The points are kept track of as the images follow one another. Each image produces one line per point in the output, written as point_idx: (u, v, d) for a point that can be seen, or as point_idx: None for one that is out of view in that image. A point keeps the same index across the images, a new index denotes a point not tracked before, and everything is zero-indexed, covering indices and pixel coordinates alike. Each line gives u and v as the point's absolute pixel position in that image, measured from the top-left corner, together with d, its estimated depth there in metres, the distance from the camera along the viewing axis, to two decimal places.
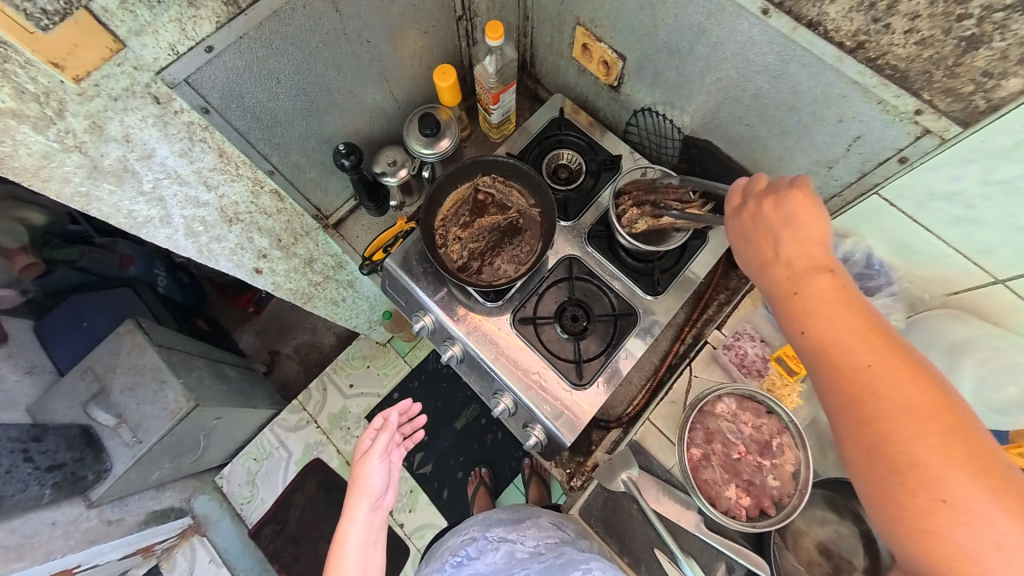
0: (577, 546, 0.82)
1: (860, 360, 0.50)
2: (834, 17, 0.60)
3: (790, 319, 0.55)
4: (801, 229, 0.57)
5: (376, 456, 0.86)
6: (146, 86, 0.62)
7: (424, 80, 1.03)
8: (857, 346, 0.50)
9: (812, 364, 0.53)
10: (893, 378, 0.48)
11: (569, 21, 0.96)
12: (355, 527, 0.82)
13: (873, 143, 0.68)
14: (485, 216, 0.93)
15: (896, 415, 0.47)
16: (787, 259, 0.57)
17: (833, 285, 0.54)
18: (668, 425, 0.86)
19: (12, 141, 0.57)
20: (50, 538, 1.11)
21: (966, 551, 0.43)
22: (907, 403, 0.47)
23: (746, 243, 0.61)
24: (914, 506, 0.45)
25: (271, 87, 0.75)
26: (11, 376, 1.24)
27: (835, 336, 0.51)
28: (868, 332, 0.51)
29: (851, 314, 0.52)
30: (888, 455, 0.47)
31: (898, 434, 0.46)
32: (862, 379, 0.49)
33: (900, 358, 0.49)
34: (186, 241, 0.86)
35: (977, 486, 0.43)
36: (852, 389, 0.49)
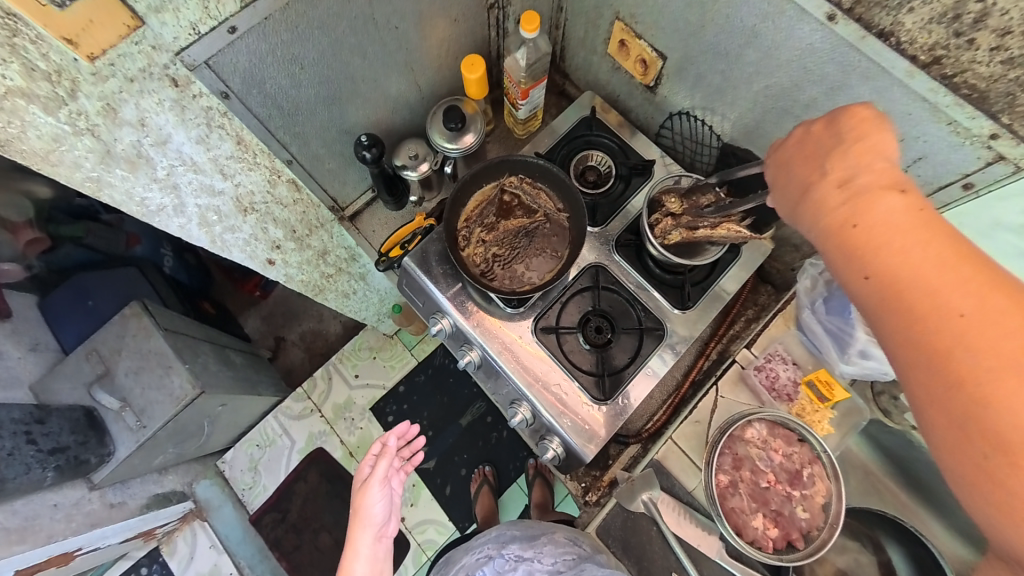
0: (596, 562, 0.80)
1: (945, 303, 0.42)
2: (910, 28, 0.55)
3: (849, 258, 0.48)
4: (866, 153, 0.50)
5: (376, 484, 0.83)
6: (164, 67, 0.58)
7: (450, 70, 0.98)
8: (942, 288, 0.42)
9: (878, 311, 0.46)
10: (989, 326, 0.40)
11: (607, 14, 0.91)
12: (360, 561, 0.80)
13: (935, 165, 0.64)
14: (511, 219, 0.89)
15: (995, 369, 0.39)
16: (848, 188, 0.49)
17: (904, 213, 0.46)
18: (691, 446, 0.83)
19: (21, 122, 0.53)
20: (52, 520, 1.10)
21: None
22: (1009, 353, 0.39)
23: (792, 183, 0.55)
24: (1017, 481, 0.38)
25: (295, 74, 0.71)
26: (14, 354, 1.22)
27: (909, 274, 0.44)
28: (959, 274, 0.43)
29: (931, 248, 0.44)
30: (981, 420, 0.39)
31: (998, 395, 0.39)
32: (948, 326, 0.41)
33: (995, 298, 0.41)
34: (199, 231, 0.83)
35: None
36: (938, 339, 0.42)
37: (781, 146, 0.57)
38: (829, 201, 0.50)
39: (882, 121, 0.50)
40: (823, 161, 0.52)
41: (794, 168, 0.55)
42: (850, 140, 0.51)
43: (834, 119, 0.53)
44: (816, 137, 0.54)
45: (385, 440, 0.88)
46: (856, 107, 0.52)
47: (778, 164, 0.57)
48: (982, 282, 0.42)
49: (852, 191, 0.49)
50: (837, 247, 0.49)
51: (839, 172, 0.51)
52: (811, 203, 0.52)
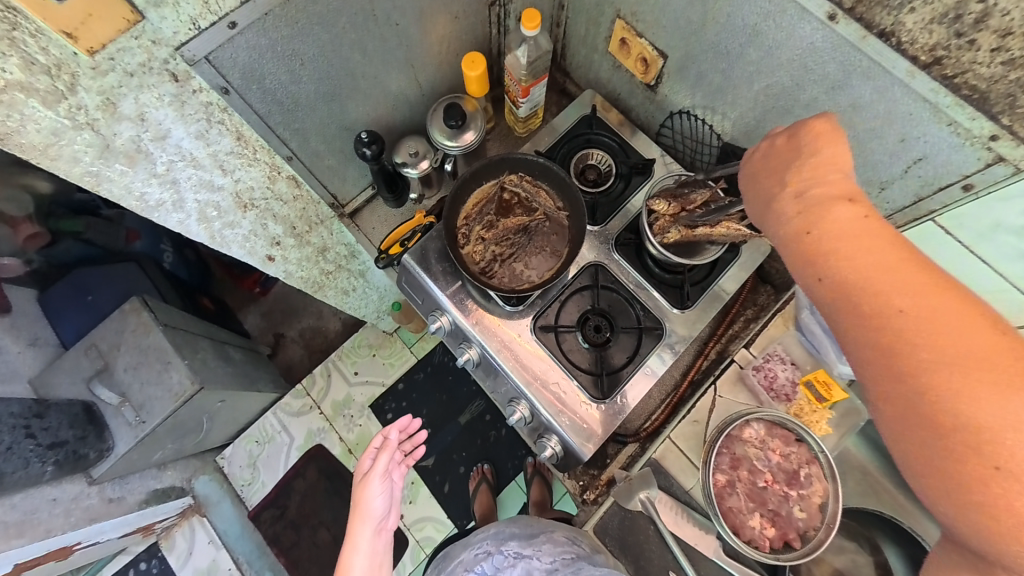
0: (593, 562, 0.78)
1: (891, 301, 0.45)
2: (911, 28, 0.55)
3: (808, 263, 0.51)
4: (822, 165, 0.54)
5: (376, 478, 0.83)
6: (164, 62, 0.57)
7: (451, 68, 0.98)
8: (889, 288, 0.45)
9: (835, 314, 0.48)
10: (932, 322, 0.43)
11: (608, 13, 0.91)
12: (359, 556, 0.80)
13: (936, 166, 0.64)
14: (511, 217, 0.89)
15: (939, 364, 0.42)
16: (806, 200, 0.53)
17: (856, 221, 0.49)
18: (689, 445, 0.84)
19: (20, 116, 0.53)
20: (51, 515, 1.10)
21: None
22: (951, 346, 0.42)
23: (758, 192, 0.59)
24: (960, 468, 0.40)
25: (294, 69, 0.71)
26: (13, 348, 1.22)
27: (861, 278, 0.47)
28: (908, 276, 0.45)
29: (882, 252, 0.47)
30: (927, 410, 0.42)
31: (941, 386, 0.41)
32: (896, 322, 0.44)
33: (939, 298, 0.43)
34: (199, 227, 0.83)
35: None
36: (887, 337, 0.44)
37: (749, 159, 0.61)
38: (789, 211, 0.54)
39: (838, 134, 0.54)
40: (785, 174, 0.56)
41: (759, 179, 0.59)
42: (808, 153, 0.55)
43: (796, 134, 0.57)
44: (780, 151, 0.58)
45: (385, 434, 0.88)
46: (815, 121, 0.56)
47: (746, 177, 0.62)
48: (929, 282, 0.44)
49: (806, 201, 0.53)
50: (794, 251, 0.52)
51: (796, 183, 0.55)
52: (773, 212, 0.56)
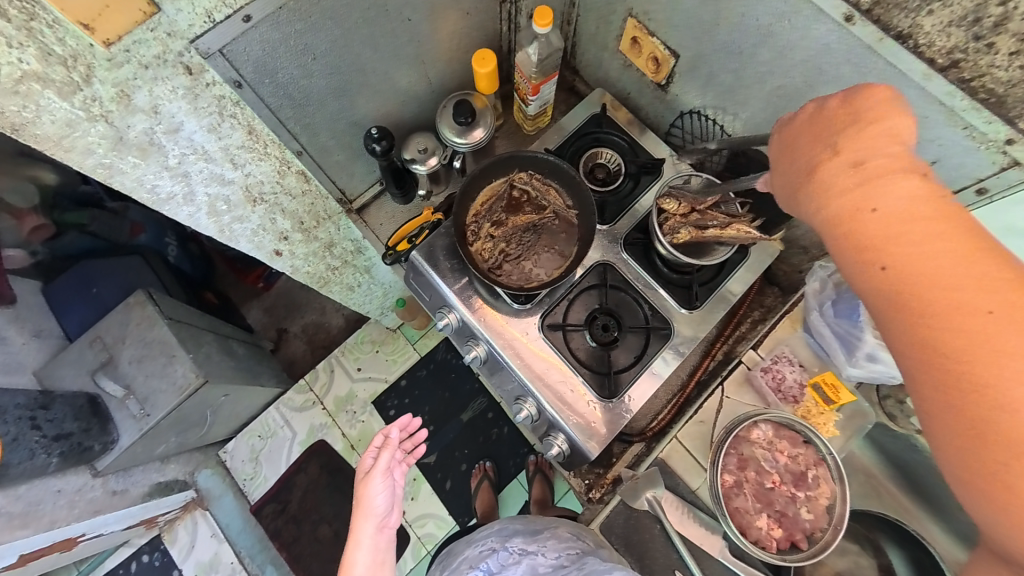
0: (598, 557, 0.78)
1: (959, 293, 0.42)
2: (929, 31, 0.55)
3: (864, 245, 0.46)
4: (882, 136, 0.48)
5: (378, 475, 0.83)
6: (178, 55, 0.57)
7: (461, 64, 0.98)
8: (955, 278, 0.42)
9: (890, 303, 0.45)
10: (1003, 318, 0.40)
11: (619, 11, 0.91)
12: (362, 551, 0.80)
13: (949, 169, 0.64)
14: (519, 215, 0.89)
15: (1009, 361, 0.39)
16: (863, 174, 0.48)
17: (919, 202, 0.45)
18: (695, 446, 0.84)
19: (35, 107, 0.53)
20: (55, 506, 1.10)
21: None
22: (1020, 344, 0.39)
23: (799, 164, 0.53)
24: (1022, 472, 0.38)
25: (306, 63, 0.71)
26: (17, 340, 1.22)
27: (923, 265, 0.44)
28: (976, 268, 0.42)
29: (949, 240, 0.44)
30: (989, 411, 0.39)
31: (1005, 386, 0.39)
32: (962, 315, 0.41)
33: (1006, 290, 0.41)
34: (207, 220, 0.82)
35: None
36: (950, 330, 0.42)
37: (793, 124, 0.55)
38: (842, 185, 0.49)
39: (901, 103, 0.49)
40: (836, 142, 0.50)
41: (800, 149, 0.53)
42: (867, 121, 0.49)
43: (853, 98, 0.51)
44: (829, 118, 0.52)
45: (387, 432, 0.88)
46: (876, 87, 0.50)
47: (784, 146, 0.56)
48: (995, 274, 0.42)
49: (866, 174, 0.48)
50: (849, 230, 0.48)
51: (853, 153, 0.49)
52: (820, 185, 0.50)
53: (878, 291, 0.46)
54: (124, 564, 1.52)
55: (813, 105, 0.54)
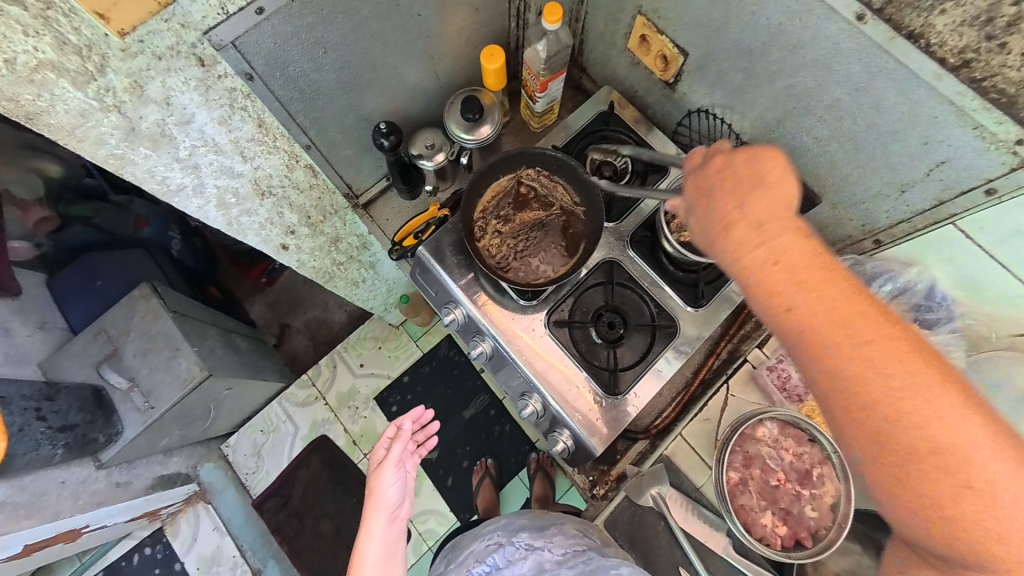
0: (605, 553, 0.81)
1: (856, 335, 0.46)
2: (941, 30, 0.55)
3: (773, 295, 0.50)
4: (775, 192, 0.53)
5: (391, 467, 0.84)
6: (192, 46, 0.57)
7: (469, 60, 0.98)
8: (848, 322, 0.47)
9: (801, 346, 0.49)
10: (889, 354, 0.45)
11: (628, 9, 0.91)
12: (373, 542, 0.80)
13: (957, 170, 0.65)
14: (527, 211, 0.89)
15: (902, 391, 0.44)
16: (763, 229, 0.52)
17: (811, 252, 0.50)
18: (700, 444, 0.88)
19: (50, 96, 0.53)
20: (59, 497, 1.11)
21: (984, 523, 0.41)
22: (907, 376, 0.44)
23: (713, 219, 0.57)
24: (928, 487, 0.43)
25: (316, 57, 0.71)
26: (22, 331, 1.22)
27: (824, 310, 0.47)
28: (862, 310, 0.47)
29: (839, 286, 0.48)
30: (896, 435, 0.44)
31: (903, 412, 0.44)
32: (860, 355, 0.45)
33: (892, 329, 0.46)
34: (216, 213, 0.82)
35: (991, 453, 0.42)
36: (854, 368, 0.46)
37: (702, 179, 0.59)
38: (747, 240, 0.53)
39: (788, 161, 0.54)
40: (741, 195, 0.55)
41: (714, 203, 0.57)
42: (762, 180, 0.54)
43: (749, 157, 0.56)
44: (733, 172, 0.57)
45: (400, 424, 0.90)
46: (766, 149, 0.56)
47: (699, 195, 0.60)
48: (877, 315, 0.47)
49: (764, 231, 0.52)
50: (759, 282, 0.51)
51: (753, 210, 0.53)
52: (730, 240, 0.54)
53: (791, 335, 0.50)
54: (127, 556, 1.53)
55: (723, 157, 0.59)
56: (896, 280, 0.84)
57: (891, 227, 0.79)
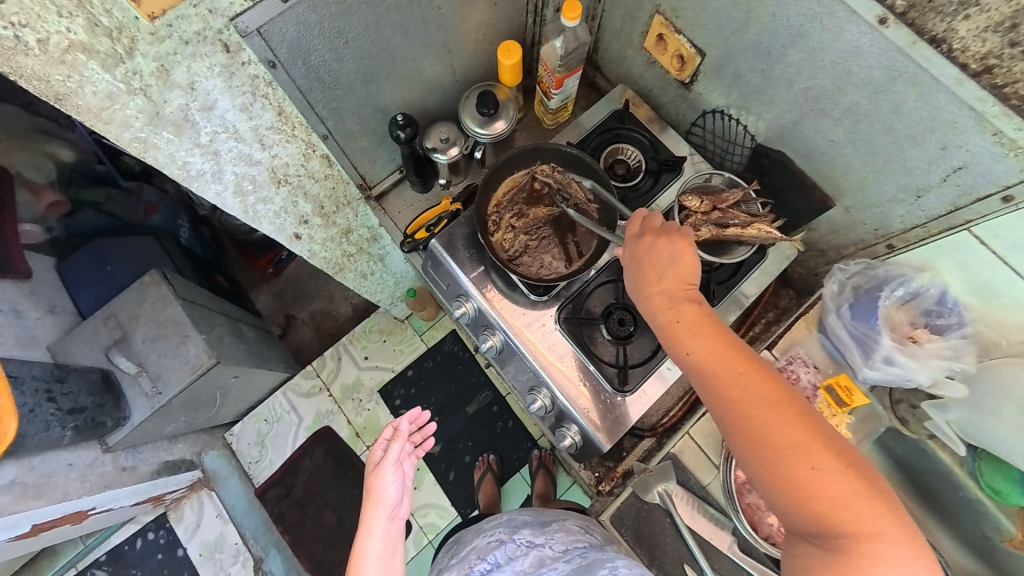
0: (611, 558, 0.76)
1: (732, 367, 0.57)
2: (964, 36, 0.55)
3: (674, 341, 0.62)
4: (677, 256, 0.66)
5: (390, 466, 0.83)
6: (218, 32, 0.58)
7: (486, 56, 0.98)
8: (728, 357, 0.57)
9: (695, 378, 0.59)
10: (756, 381, 0.55)
11: (646, 8, 0.91)
12: (374, 539, 0.77)
13: (975, 175, 0.65)
14: (540, 207, 0.89)
15: (769, 410, 0.53)
16: (670, 291, 0.65)
17: (701, 308, 0.63)
18: (707, 442, 0.88)
19: (79, 77, 0.53)
20: (67, 479, 1.11)
21: (840, 512, 0.49)
22: (771, 397, 0.54)
23: (636, 278, 0.68)
24: (799, 487, 0.50)
25: (338, 47, 0.73)
26: (32, 314, 1.22)
27: (706, 348, 0.59)
28: (738, 348, 0.58)
29: (721, 330, 0.60)
30: (769, 445, 0.52)
31: (771, 425, 0.53)
32: (737, 382, 0.56)
33: (753, 358, 0.57)
34: (233, 200, 0.82)
35: (829, 444, 0.51)
36: (730, 390, 0.56)
37: (627, 244, 0.72)
38: (658, 300, 0.65)
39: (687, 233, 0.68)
40: (655, 258, 0.67)
41: (637, 263, 0.69)
42: (668, 247, 0.67)
43: (660, 229, 0.70)
44: (651, 240, 0.69)
45: (397, 424, 0.88)
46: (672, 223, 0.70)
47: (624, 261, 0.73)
48: (748, 352, 0.58)
49: (668, 288, 0.65)
50: (666, 330, 0.63)
51: (661, 271, 0.66)
52: (647, 295, 0.66)
53: (687, 370, 0.60)
54: (130, 540, 1.54)
55: (645, 224, 0.72)
56: (909, 284, 0.83)
57: (905, 232, 0.79)
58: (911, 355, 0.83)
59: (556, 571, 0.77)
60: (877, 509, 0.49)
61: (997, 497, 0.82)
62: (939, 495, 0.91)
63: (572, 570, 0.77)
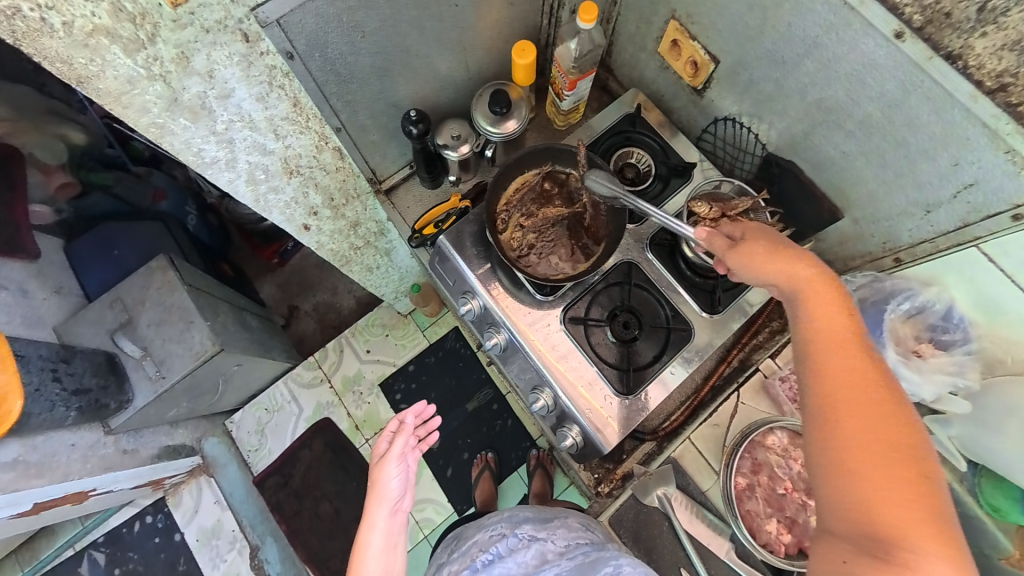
0: (616, 557, 0.75)
1: (849, 357, 0.55)
2: (980, 53, 0.55)
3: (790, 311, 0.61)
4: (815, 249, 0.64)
5: (393, 460, 0.83)
6: (238, 21, 0.58)
7: (500, 55, 0.98)
8: (850, 349, 0.55)
9: (804, 353, 0.58)
10: (871, 380, 0.53)
11: (662, 12, 0.91)
12: (376, 533, 0.78)
13: (986, 192, 0.65)
14: (550, 207, 0.90)
15: (873, 405, 0.51)
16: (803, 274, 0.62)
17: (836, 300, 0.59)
18: (707, 447, 0.90)
19: (101, 61, 0.54)
20: (69, 459, 1.12)
21: (899, 520, 0.47)
22: (882, 399, 0.52)
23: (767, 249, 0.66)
24: (866, 481, 0.49)
25: (355, 40, 0.74)
26: (38, 294, 1.23)
27: (823, 328, 0.57)
28: (864, 348, 0.55)
29: (852, 326, 0.57)
30: (857, 434, 0.50)
31: (869, 418, 0.51)
32: (848, 369, 0.54)
33: (875, 361, 0.54)
34: (245, 188, 0.82)
35: (917, 462, 0.49)
36: (838, 373, 0.54)
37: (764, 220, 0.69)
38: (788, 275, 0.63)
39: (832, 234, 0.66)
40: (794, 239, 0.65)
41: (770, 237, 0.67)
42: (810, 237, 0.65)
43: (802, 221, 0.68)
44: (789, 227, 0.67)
45: (402, 418, 0.89)
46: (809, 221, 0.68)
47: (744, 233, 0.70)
48: (874, 356, 0.55)
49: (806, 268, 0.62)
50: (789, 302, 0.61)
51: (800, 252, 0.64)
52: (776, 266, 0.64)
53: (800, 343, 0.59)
54: (128, 523, 1.55)
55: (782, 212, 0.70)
56: (913, 298, 0.84)
57: (912, 246, 0.79)
58: (915, 369, 0.84)
59: (558, 568, 0.78)
60: (946, 541, 0.46)
61: (996, 514, 0.82)
62: None
63: (573, 566, 0.77)
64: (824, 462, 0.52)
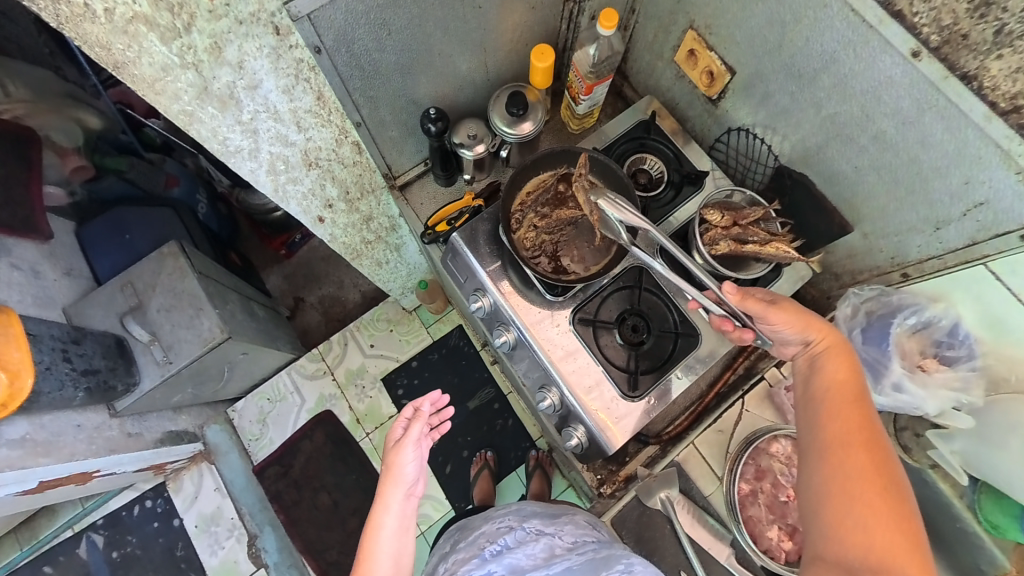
0: (631, 559, 0.76)
1: (863, 410, 0.61)
2: (996, 74, 0.56)
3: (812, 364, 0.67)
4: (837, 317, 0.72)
5: (410, 445, 0.83)
6: (272, 14, 0.60)
7: (519, 57, 0.99)
8: (864, 404, 0.61)
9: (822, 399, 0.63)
10: (880, 433, 0.59)
11: (681, 22, 0.92)
12: (390, 515, 0.79)
13: (996, 212, 0.66)
14: (564, 210, 0.90)
15: (881, 454, 0.57)
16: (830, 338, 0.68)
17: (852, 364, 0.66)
18: (711, 453, 0.92)
19: (138, 48, 0.55)
20: (75, 439, 1.13)
21: (890, 555, 0.52)
22: (887, 451, 0.58)
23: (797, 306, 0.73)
24: (867, 516, 0.54)
25: (381, 37, 0.75)
26: (50, 275, 1.24)
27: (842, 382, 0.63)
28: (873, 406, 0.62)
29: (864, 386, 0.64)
30: (865, 476, 0.56)
31: (876, 464, 0.56)
32: (862, 420, 0.60)
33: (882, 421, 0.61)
34: (266, 178, 0.83)
35: (909, 512, 0.54)
36: (853, 421, 0.60)
37: None
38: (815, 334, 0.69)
39: None
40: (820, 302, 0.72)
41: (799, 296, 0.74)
42: None
43: None
44: None
45: (418, 405, 0.89)
46: None
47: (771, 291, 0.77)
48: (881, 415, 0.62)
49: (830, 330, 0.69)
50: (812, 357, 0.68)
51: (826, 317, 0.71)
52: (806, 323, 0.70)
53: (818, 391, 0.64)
54: (128, 506, 1.56)
55: None
56: (921, 313, 0.85)
57: (920, 262, 0.80)
58: (920, 383, 0.86)
59: (567, 561, 0.78)
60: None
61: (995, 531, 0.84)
62: (935, 521, 0.92)
63: (584, 561, 0.77)
64: (829, 495, 0.56)
